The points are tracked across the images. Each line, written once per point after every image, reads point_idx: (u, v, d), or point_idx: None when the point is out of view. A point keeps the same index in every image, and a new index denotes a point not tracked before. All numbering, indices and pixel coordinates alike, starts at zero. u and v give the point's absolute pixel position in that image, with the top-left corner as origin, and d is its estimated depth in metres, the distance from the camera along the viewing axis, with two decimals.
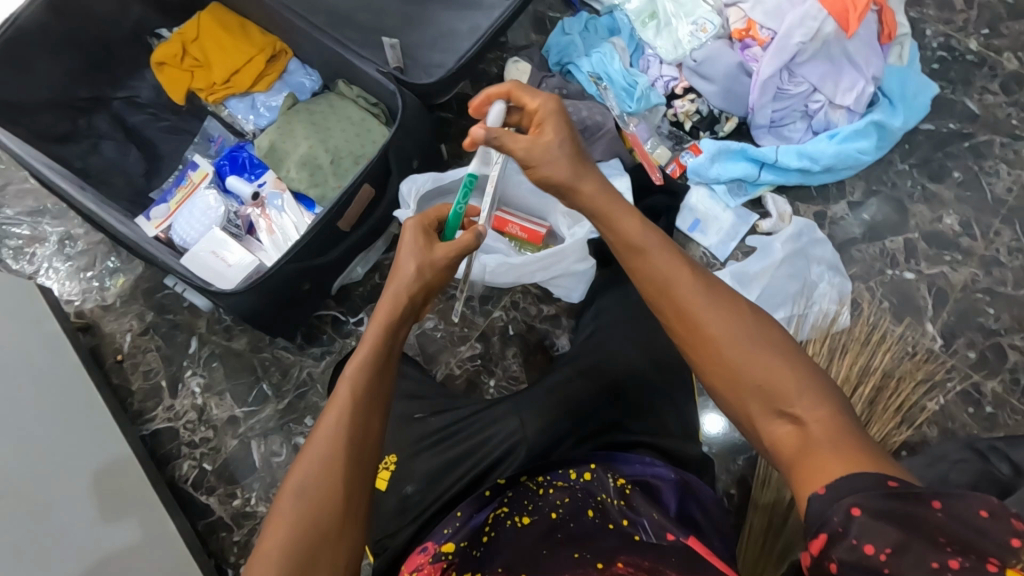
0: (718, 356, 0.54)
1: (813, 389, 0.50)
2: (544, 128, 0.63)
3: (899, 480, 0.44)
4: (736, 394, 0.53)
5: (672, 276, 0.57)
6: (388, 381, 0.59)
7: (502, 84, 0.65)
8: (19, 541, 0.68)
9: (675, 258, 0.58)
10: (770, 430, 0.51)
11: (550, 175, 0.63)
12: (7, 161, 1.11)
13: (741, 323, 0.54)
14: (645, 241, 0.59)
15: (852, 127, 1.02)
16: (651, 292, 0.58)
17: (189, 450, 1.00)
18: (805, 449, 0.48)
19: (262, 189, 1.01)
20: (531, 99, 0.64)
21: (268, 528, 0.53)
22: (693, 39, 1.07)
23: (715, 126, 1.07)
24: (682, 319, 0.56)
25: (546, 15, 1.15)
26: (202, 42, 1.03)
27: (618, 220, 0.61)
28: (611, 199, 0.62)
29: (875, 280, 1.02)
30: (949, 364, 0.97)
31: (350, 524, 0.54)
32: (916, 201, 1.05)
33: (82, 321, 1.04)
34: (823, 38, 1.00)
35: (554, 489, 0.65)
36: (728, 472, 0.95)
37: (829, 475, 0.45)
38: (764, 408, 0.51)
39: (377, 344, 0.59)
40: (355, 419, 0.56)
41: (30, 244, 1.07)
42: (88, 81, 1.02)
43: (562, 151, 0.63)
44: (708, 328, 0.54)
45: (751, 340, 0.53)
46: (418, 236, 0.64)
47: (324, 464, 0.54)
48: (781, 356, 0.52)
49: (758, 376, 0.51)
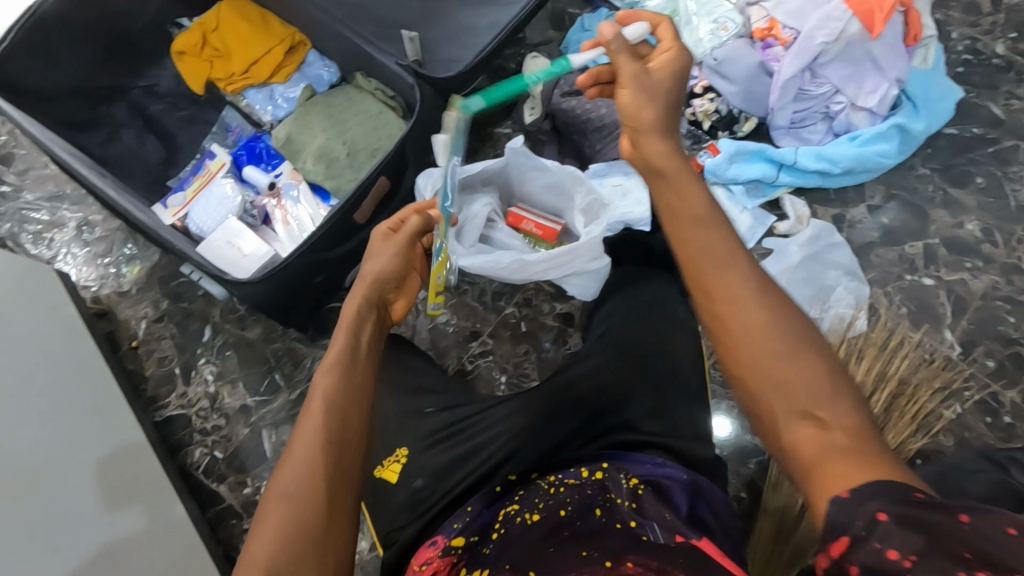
0: (753, 342, 0.51)
1: (845, 397, 0.48)
2: (660, 65, 0.62)
3: (924, 492, 0.43)
4: (761, 387, 0.50)
5: (722, 250, 0.54)
6: (364, 378, 0.62)
7: (657, 15, 0.66)
8: (32, 524, 0.69)
9: (732, 238, 0.55)
10: (791, 430, 0.48)
11: (633, 105, 0.60)
12: (29, 147, 1.12)
13: (785, 316, 0.51)
14: (709, 212, 0.56)
15: (874, 130, 1.01)
16: (696, 264, 0.54)
17: (201, 437, 1.00)
18: (829, 453, 0.46)
19: (279, 179, 1.01)
20: (669, 41, 0.64)
21: (255, 534, 0.53)
22: (714, 37, 1.07)
23: (733, 127, 1.06)
24: (721, 297, 0.52)
25: (565, 12, 1.14)
26: (222, 33, 1.03)
27: (679, 183, 0.58)
28: (678, 162, 0.59)
29: (893, 285, 1.01)
30: (967, 373, 0.96)
31: (337, 524, 0.54)
32: (937, 206, 1.03)
33: (98, 307, 1.06)
34: (847, 39, 0.98)
35: (565, 487, 0.64)
36: (739, 475, 0.94)
37: (851, 480, 0.44)
38: (789, 406, 0.49)
39: (344, 343, 0.63)
40: (332, 416, 0.57)
41: (49, 230, 1.09)
42: (109, 70, 1.03)
43: (668, 93, 0.61)
44: (748, 311, 0.51)
45: (789, 333, 0.50)
46: (375, 241, 0.71)
47: (306, 464, 0.55)
48: (815, 356, 0.50)
49: (789, 371, 0.49)
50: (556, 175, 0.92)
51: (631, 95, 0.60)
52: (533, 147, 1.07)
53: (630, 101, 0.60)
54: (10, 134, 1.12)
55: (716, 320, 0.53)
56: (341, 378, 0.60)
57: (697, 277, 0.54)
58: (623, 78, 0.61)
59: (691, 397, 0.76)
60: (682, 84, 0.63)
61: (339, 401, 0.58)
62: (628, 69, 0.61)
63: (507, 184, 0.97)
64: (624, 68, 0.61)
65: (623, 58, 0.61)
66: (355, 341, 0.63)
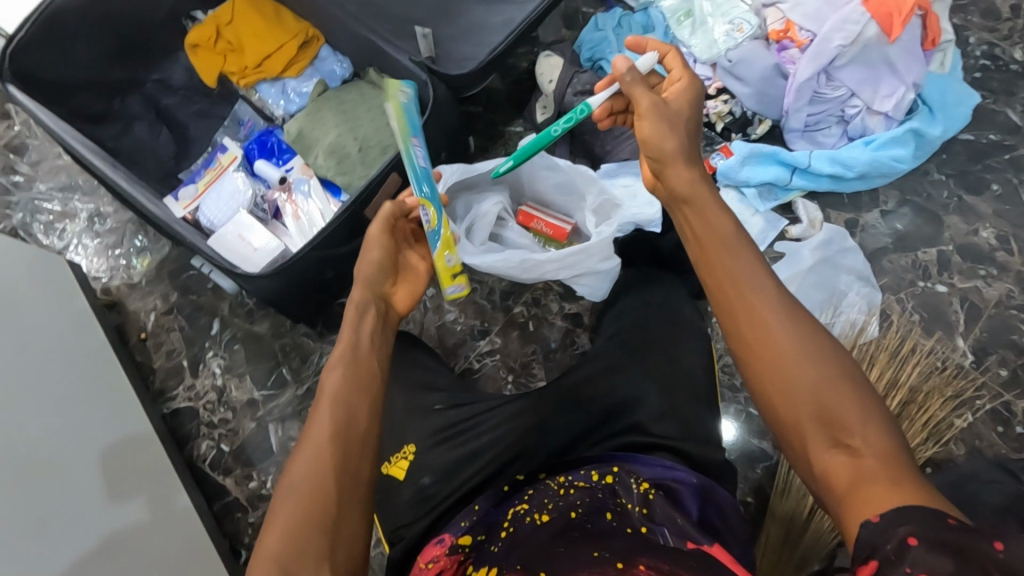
0: (783, 371, 0.54)
1: (875, 422, 0.51)
2: (675, 98, 0.66)
3: (958, 519, 0.44)
4: (794, 415, 0.53)
5: (751, 280, 0.57)
6: (370, 373, 0.62)
7: (665, 45, 0.70)
8: (42, 513, 0.69)
9: (758, 268, 0.58)
10: (823, 457, 0.52)
11: (655, 136, 0.63)
12: (42, 138, 1.13)
13: (816, 346, 0.54)
14: (737, 242, 0.59)
15: (890, 135, 1.00)
16: (727, 295, 0.58)
17: (208, 430, 1.01)
18: (861, 478, 0.49)
19: (290, 174, 1.02)
20: (679, 70, 0.68)
21: (266, 527, 0.53)
22: (728, 40, 1.06)
23: (747, 129, 1.06)
24: (753, 327, 0.56)
25: (579, 11, 1.14)
26: (236, 27, 1.03)
27: (707, 215, 0.61)
28: (704, 190, 0.62)
29: (906, 291, 1.00)
30: (980, 382, 0.95)
31: (346, 515, 0.54)
32: (952, 212, 1.02)
33: (108, 298, 1.06)
34: (864, 41, 0.97)
35: (574, 490, 0.64)
36: (746, 479, 0.94)
37: (882, 504, 0.47)
38: (822, 434, 0.52)
39: (349, 341, 0.63)
40: (340, 410, 0.58)
41: (61, 220, 1.09)
42: (123, 62, 1.03)
43: (686, 125, 0.65)
44: (778, 341, 0.55)
45: (818, 362, 0.53)
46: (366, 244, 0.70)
47: (314, 458, 0.55)
48: (845, 382, 0.53)
49: (819, 399, 0.52)
50: (567, 174, 0.91)
51: (652, 127, 0.63)
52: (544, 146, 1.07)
53: (652, 133, 0.63)
54: (24, 124, 1.13)
55: (746, 349, 0.56)
56: (343, 375, 0.60)
57: (727, 309, 0.58)
58: (641, 109, 0.64)
59: (701, 401, 0.75)
60: (696, 110, 0.67)
61: (345, 397, 0.59)
62: (646, 102, 0.64)
63: (518, 183, 0.96)
64: (641, 99, 0.65)
65: (640, 89, 0.65)
66: (359, 337, 0.64)
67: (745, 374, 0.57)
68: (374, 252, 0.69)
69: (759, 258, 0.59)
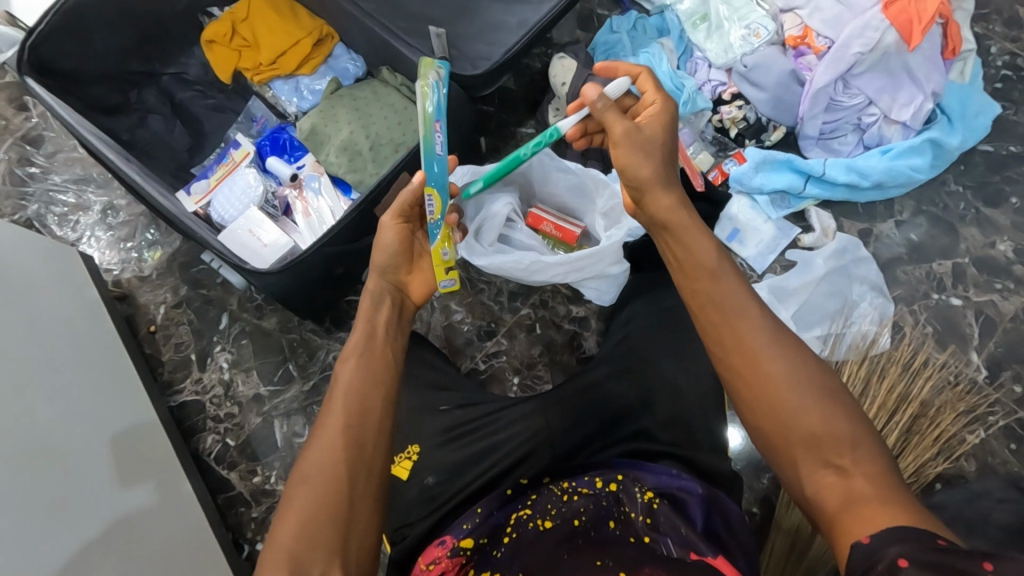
0: (771, 396, 0.53)
1: (864, 443, 0.51)
2: (648, 122, 0.65)
3: (948, 541, 0.44)
4: (784, 438, 0.53)
5: (737, 305, 0.56)
6: (383, 363, 0.61)
7: (637, 66, 0.69)
8: (52, 500, 0.69)
9: (741, 288, 0.57)
10: (815, 480, 0.51)
11: (631, 163, 0.63)
12: (58, 130, 1.14)
13: (803, 366, 0.53)
14: (718, 264, 0.59)
15: (907, 144, 0.98)
16: (714, 320, 0.57)
17: (214, 424, 1.01)
18: (853, 500, 0.49)
19: (301, 171, 1.02)
20: (651, 93, 0.67)
21: (280, 519, 0.53)
22: (745, 44, 1.04)
23: (762, 135, 1.04)
24: (738, 353, 0.55)
25: (593, 13, 1.13)
26: (251, 23, 1.03)
27: (688, 238, 0.61)
28: (684, 216, 0.62)
29: (920, 303, 0.98)
30: (993, 398, 0.93)
31: (358, 507, 0.54)
32: (968, 224, 1.01)
33: (119, 290, 1.06)
34: (884, 49, 0.96)
35: (579, 496, 0.63)
36: (751, 489, 0.93)
37: (873, 525, 0.46)
38: (812, 457, 0.52)
39: (363, 334, 0.63)
40: (353, 404, 0.58)
41: (74, 212, 1.10)
42: (140, 56, 1.04)
43: (660, 150, 0.64)
44: (766, 366, 0.53)
45: (807, 385, 0.53)
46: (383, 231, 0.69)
47: (325, 451, 0.55)
48: (833, 404, 0.52)
49: (809, 424, 0.52)
50: (578, 177, 0.91)
51: (628, 156, 0.63)
52: (556, 148, 1.06)
53: (627, 161, 0.63)
54: (41, 116, 1.14)
55: (734, 374, 0.55)
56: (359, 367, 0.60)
57: (714, 335, 0.56)
58: (615, 137, 0.63)
59: (708, 410, 0.74)
60: (671, 135, 0.66)
61: (359, 391, 0.58)
62: (620, 129, 0.63)
63: (528, 185, 0.95)
64: (614, 127, 0.64)
65: (612, 117, 0.64)
66: (373, 330, 0.63)
67: (734, 399, 0.56)
68: (389, 239, 0.69)
69: (743, 280, 0.58)
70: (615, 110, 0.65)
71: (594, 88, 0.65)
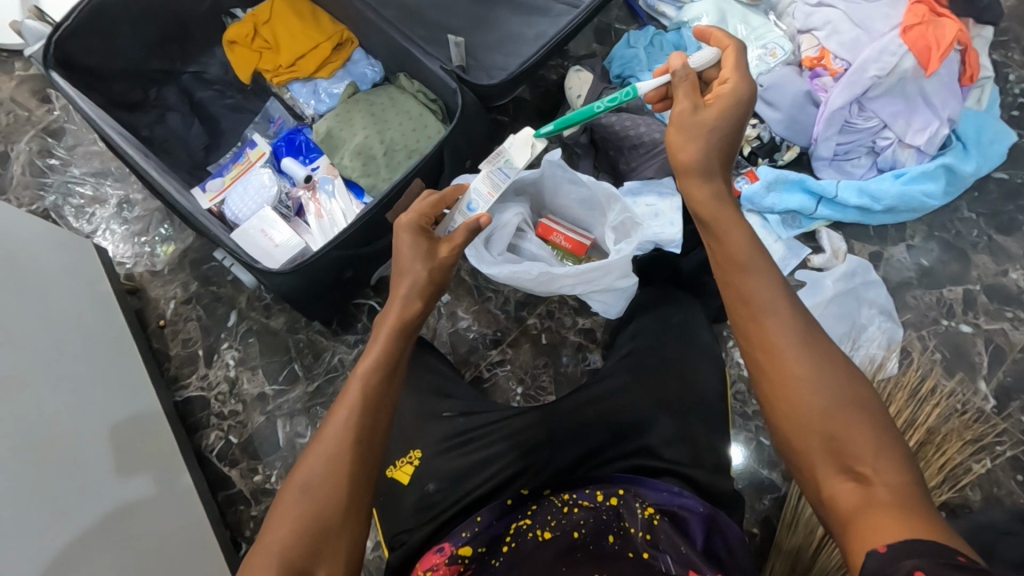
0: (796, 397, 0.53)
1: (887, 452, 0.50)
2: (719, 100, 0.64)
3: (968, 558, 0.42)
4: (804, 439, 0.53)
5: (768, 304, 0.56)
6: (395, 373, 0.61)
7: (730, 39, 0.66)
8: (54, 491, 0.70)
9: (775, 289, 0.57)
10: (832, 484, 0.51)
11: (681, 143, 0.63)
12: (79, 123, 1.15)
13: (832, 372, 0.53)
14: (750, 261, 0.58)
15: (920, 169, 0.98)
16: (744, 317, 0.57)
17: (217, 420, 1.02)
18: (871, 507, 0.48)
19: (315, 173, 1.03)
20: (729, 71, 0.65)
21: (274, 518, 0.54)
22: (761, 63, 1.05)
23: (774, 155, 1.04)
24: (765, 353, 0.55)
25: (611, 26, 1.14)
26: (273, 25, 1.05)
27: (726, 233, 0.60)
28: (720, 208, 0.62)
29: (929, 329, 0.98)
30: (1001, 428, 0.92)
31: (352, 521, 0.54)
32: (981, 251, 1.00)
33: (130, 283, 1.08)
34: (900, 73, 0.96)
35: (579, 508, 0.63)
36: (752, 510, 0.92)
37: (888, 535, 0.45)
38: (831, 460, 0.51)
39: (386, 341, 0.62)
40: (365, 414, 0.57)
41: (91, 205, 1.11)
42: (162, 54, 1.05)
43: (719, 132, 0.63)
44: (791, 368, 0.53)
45: (832, 393, 0.52)
46: (422, 237, 0.68)
47: (331, 459, 0.55)
48: (860, 414, 0.52)
49: (829, 429, 0.51)
50: (590, 190, 0.90)
51: (680, 135, 0.63)
52: (569, 159, 1.07)
53: (677, 138, 0.63)
54: (63, 109, 1.15)
55: (759, 372, 0.56)
56: (378, 378, 0.59)
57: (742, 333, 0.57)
58: (674, 114, 0.64)
59: (712, 428, 0.74)
60: (742, 115, 0.64)
61: (374, 401, 0.58)
62: (680, 109, 0.64)
63: (539, 196, 0.96)
64: (678, 105, 0.65)
65: (681, 93, 0.65)
66: (396, 339, 0.62)
67: (757, 396, 0.56)
68: (422, 246, 0.68)
69: (776, 279, 0.57)
70: (688, 86, 0.65)
71: (677, 58, 0.66)
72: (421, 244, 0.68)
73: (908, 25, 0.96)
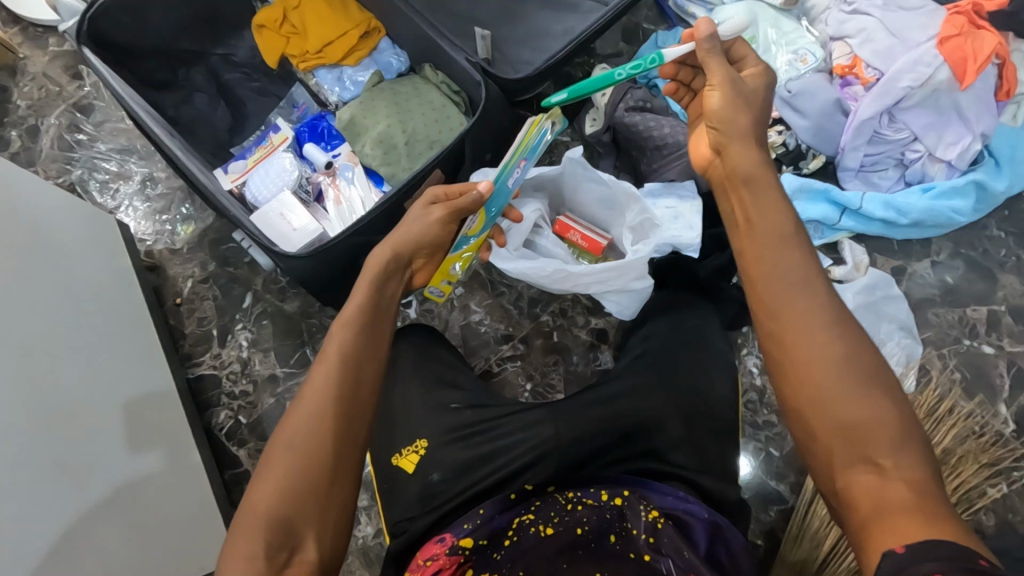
0: (817, 381, 0.50)
1: (907, 446, 0.47)
2: (751, 80, 0.65)
3: (988, 561, 0.41)
4: (820, 426, 0.50)
5: (800, 281, 0.54)
6: (376, 334, 0.63)
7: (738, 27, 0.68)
8: (67, 461, 0.71)
9: (808, 268, 0.55)
10: (849, 473, 0.48)
11: (727, 109, 0.63)
12: (108, 100, 1.17)
13: (860, 356, 0.51)
14: (789, 238, 0.56)
15: (950, 184, 0.96)
16: (770, 293, 0.55)
17: (228, 400, 1.03)
18: (888, 504, 0.45)
19: (336, 159, 1.03)
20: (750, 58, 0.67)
21: (259, 478, 0.53)
22: (791, 69, 1.03)
23: (800, 162, 1.02)
24: (787, 330, 0.53)
25: (639, 26, 1.14)
26: (302, 10, 1.05)
27: (762, 202, 0.59)
28: (766, 175, 0.61)
29: (950, 348, 0.95)
30: (1020, 453, 0.90)
31: (340, 482, 0.54)
32: (1008, 271, 0.98)
33: (150, 260, 1.09)
34: (934, 85, 0.94)
35: (583, 507, 0.62)
36: (758, 521, 0.91)
37: (905, 533, 0.43)
38: (849, 449, 0.49)
39: (365, 300, 0.64)
40: (347, 372, 0.58)
41: (116, 180, 1.13)
42: (192, 35, 1.06)
43: (756, 105, 0.64)
44: (816, 348, 0.51)
45: (857, 377, 0.50)
46: (423, 205, 0.74)
47: (317, 417, 0.55)
48: (885, 404, 0.49)
49: (853, 413, 0.49)
50: (609, 189, 0.90)
51: (726, 103, 0.63)
52: (590, 158, 1.07)
53: (719, 106, 0.63)
54: (92, 86, 1.17)
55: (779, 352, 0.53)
56: (357, 336, 0.60)
57: (767, 307, 0.55)
58: (714, 82, 0.64)
59: (722, 436, 0.74)
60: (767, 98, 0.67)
61: (353, 359, 0.59)
62: (720, 77, 0.64)
63: (559, 192, 0.95)
64: (715, 72, 0.64)
65: (716, 59, 0.64)
66: (371, 300, 0.64)
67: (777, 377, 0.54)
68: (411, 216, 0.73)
69: (811, 260, 0.56)
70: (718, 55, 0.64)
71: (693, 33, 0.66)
72: (417, 211, 0.73)
73: (946, 35, 0.94)
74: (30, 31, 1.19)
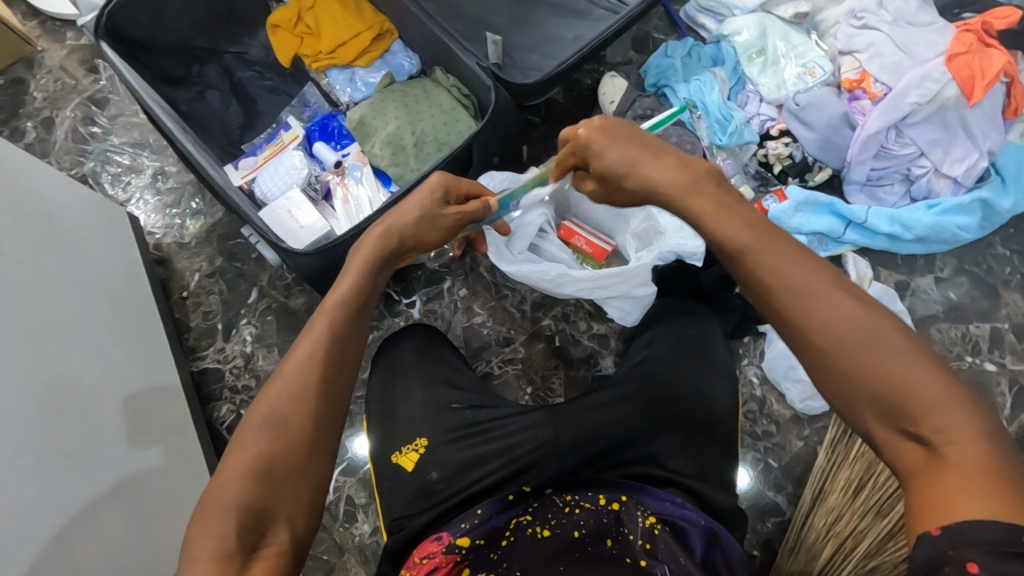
0: (839, 368, 0.48)
1: (947, 407, 0.45)
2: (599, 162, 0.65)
3: None
4: (852, 408, 0.49)
5: (785, 279, 0.51)
6: (359, 316, 0.63)
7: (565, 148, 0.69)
8: (69, 446, 0.72)
9: (786, 260, 0.52)
10: (892, 449, 0.47)
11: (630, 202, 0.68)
12: (123, 94, 1.19)
13: (873, 326, 0.48)
14: (747, 242, 0.53)
15: (956, 200, 0.96)
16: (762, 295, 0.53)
17: (230, 393, 1.04)
18: (932, 481, 0.44)
19: (345, 159, 1.04)
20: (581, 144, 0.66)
21: (234, 448, 0.54)
22: (800, 81, 1.03)
23: (806, 174, 1.03)
24: (789, 327, 0.51)
25: (649, 36, 1.15)
26: (317, 12, 1.07)
27: (715, 223, 0.56)
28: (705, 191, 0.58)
29: (952, 364, 0.95)
30: None
31: (318, 460, 0.55)
32: (1012, 289, 0.98)
33: (159, 253, 1.10)
34: (942, 101, 0.94)
35: (580, 510, 0.64)
36: (755, 532, 0.91)
37: (951, 515, 0.41)
38: (884, 425, 0.47)
39: (355, 282, 0.65)
40: (330, 352, 0.59)
41: (127, 173, 1.14)
42: (207, 32, 1.08)
43: (632, 174, 0.63)
44: (825, 335, 0.49)
45: (878, 350, 0.47)
46: (435, 191, 0.72)
47: (292, 398, 0.56)
48: (913, 368, 0.46)
49: (879, 390, 0.47)
50: None
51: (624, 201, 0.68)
52: None
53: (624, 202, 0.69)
54: (108, 80, 1.19)
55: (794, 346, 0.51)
56: (343, 316, 0.62)
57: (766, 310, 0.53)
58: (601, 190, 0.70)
59: (721, 444, 0.74)
60: (626, 141, 0.64)
61: (340, 338, 0.60)
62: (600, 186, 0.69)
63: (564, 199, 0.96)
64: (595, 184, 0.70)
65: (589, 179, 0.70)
66: (363, 283, 0.65)
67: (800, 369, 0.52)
68: (411, 206, 0.71)
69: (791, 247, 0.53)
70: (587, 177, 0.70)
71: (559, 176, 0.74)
72: (428, 197, 0.71)
73: (954, 52, 0.94)
74: (49, 24, 1.22)
